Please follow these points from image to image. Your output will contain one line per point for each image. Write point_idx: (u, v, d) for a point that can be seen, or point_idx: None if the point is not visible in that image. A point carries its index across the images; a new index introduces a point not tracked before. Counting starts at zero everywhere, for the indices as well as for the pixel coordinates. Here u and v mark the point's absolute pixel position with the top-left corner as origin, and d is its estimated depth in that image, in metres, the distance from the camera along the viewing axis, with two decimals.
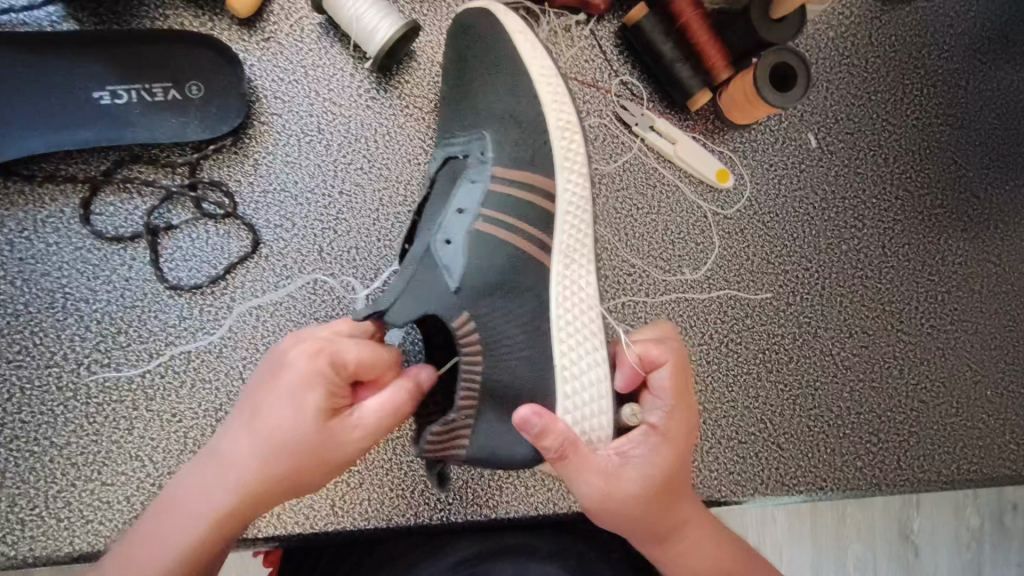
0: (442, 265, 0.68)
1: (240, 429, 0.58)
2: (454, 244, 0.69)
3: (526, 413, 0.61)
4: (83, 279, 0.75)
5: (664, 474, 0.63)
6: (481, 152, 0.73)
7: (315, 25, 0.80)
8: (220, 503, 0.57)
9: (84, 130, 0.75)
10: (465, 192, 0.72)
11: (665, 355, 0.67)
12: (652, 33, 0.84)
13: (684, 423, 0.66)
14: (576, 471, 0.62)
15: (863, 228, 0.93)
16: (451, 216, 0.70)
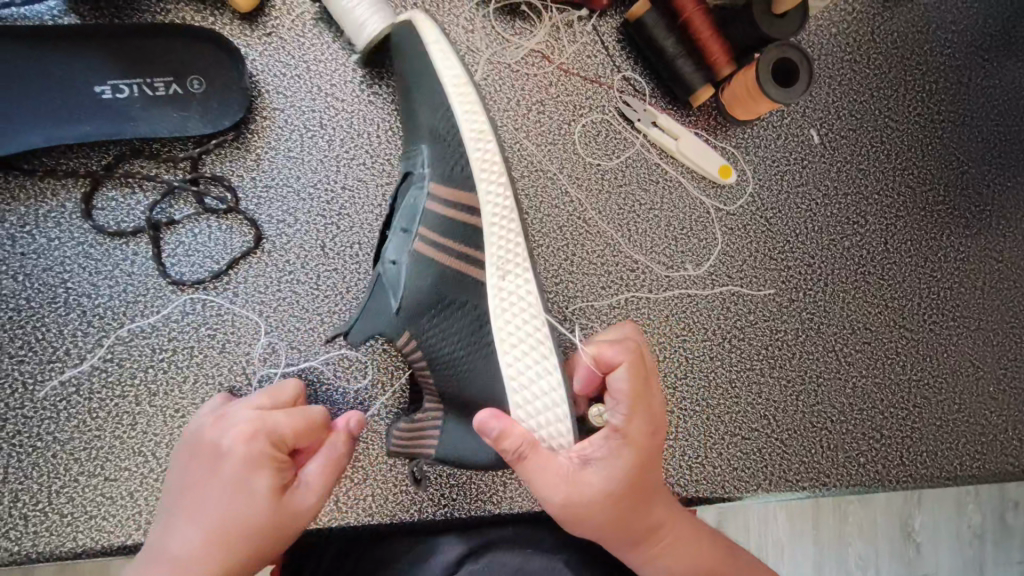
0: (388, 287, 0.72)
1: (181, 522, 0.57)
2: (398, 263, 0.72)
3: (485, 418, 0.61)
4: (85, 275, 0.75)
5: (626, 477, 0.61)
6: (419, 167, 0.73)
7: (317, 19, 0.80)
8: None
9: (87, 125, 0.74)
10: (404, 208, 0.73)
11: (624, 354, 0.63)
12: (654, 28, 0.84)
13: (647, 424, 0.62)
14: (533, 476, 0.61)
15: (865, 225, 0.93)
16: (395, 237, 0.73)
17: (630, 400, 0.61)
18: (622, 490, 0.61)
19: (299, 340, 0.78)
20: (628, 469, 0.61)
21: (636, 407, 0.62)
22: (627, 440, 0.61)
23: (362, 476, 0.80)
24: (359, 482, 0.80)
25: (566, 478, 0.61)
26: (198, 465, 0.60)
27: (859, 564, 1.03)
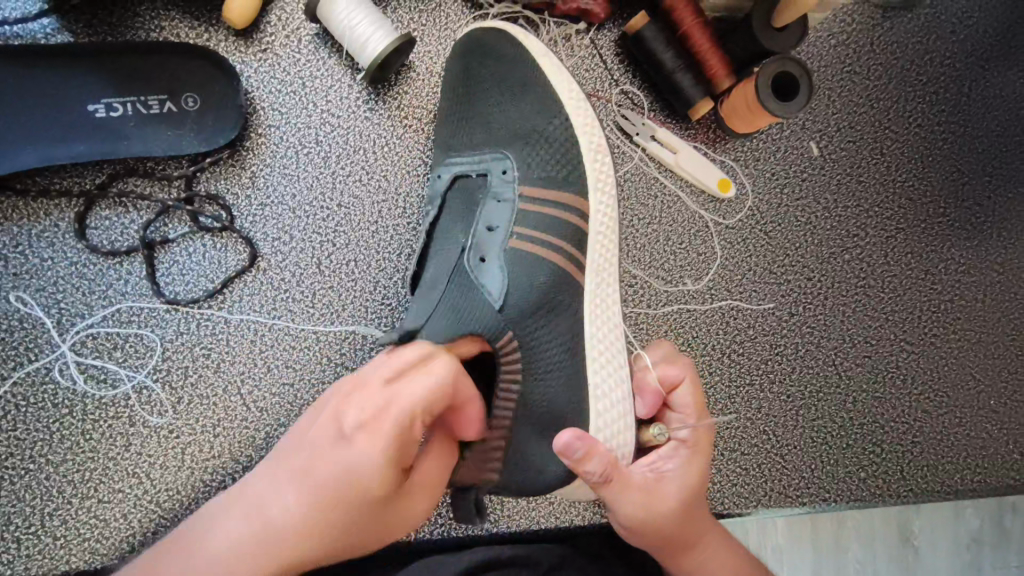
0: (480, 284, 0.67)
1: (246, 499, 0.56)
2: (488, 263, 0.68)
3: (569, 439, 0.61)
4: (78, 295, 0.74)
5: (696, 487, 0.66)
6: (501, 170, 0.73)
7: (311, 35, 0.79)
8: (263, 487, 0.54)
9: (79, 144, 0.74)
10: (487, 210, 0.71)
11: (682, 375, 0.71)
12: (654, 42, 0.83)
13: (708, 438, 0.69)
14: (620, 492, 0.63)
15: (865, 237, 0.92)
16: (482, 236, 0.70)
17: (694, 414, 0.69)
18: (692, 500, 0.66)
19: (295, 359, 0.77)
20: (699, 479, 0.67)
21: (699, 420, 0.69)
22: (694, 453, 0.68)
23: None
24: None
25: (646, 491, 0.64)
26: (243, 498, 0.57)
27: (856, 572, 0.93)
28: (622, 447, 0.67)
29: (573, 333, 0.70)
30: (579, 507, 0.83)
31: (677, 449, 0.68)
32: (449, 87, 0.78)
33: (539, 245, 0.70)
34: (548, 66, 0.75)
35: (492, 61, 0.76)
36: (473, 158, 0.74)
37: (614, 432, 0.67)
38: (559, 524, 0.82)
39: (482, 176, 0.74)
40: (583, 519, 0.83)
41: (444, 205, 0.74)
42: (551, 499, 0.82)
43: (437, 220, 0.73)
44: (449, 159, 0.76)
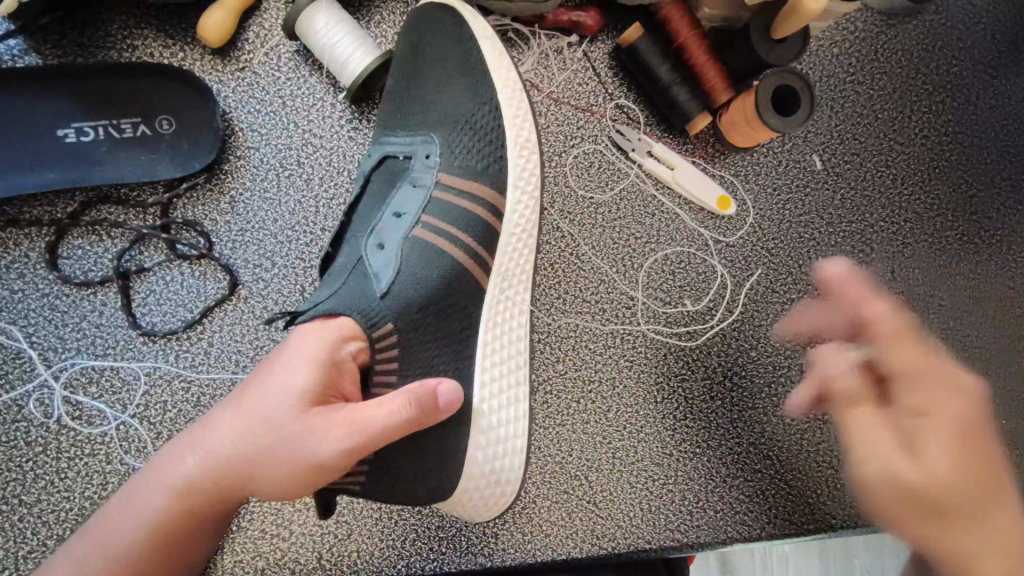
0: (371, 273, 0.63)
1: (209, 427, 0.59)
2: (386, 250, 0.64)
3: (450, 400, 0.58)
4: (50, 328, 0.71)
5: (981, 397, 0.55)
6: (424, 155, 0.68)
7: (291, 52, 0.76)
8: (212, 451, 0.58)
9: (48, 172, 0.71)
10: (402, 196, 0.67)
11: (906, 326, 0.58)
12: (648, 54, 0.80)
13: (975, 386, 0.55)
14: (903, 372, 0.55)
15: (871, 253, 0.89)
16: (388, 223, 0.66)
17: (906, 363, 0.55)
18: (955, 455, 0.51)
19: None
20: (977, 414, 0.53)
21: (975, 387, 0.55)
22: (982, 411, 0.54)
23: (348, 531, 0.77)
24: (345, 537, 0.77)
25: (975, 408, 0.54)
26: (181, 454, 0.60)
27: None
28: (508, 473, 0.68)
29: (491, 349, 0.68)
30: (576, 539, 0.80)
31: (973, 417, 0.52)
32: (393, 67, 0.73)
33: (447, 242, 0.65)
34: (513, 87, 0.70)
35: (449, 43, 0.71)
36: (403, 139, 0.69)
37: (501, 459, 0.67)
38: (556, 557, 0.80)
39: (407, 159, 0.69)
40: (580, 551, 0.80)
41: (366, 184, 0.69)
42: (547, 531, 0.80)
43: (356, 201, 0.69)
44: (385, 138, 0.71)
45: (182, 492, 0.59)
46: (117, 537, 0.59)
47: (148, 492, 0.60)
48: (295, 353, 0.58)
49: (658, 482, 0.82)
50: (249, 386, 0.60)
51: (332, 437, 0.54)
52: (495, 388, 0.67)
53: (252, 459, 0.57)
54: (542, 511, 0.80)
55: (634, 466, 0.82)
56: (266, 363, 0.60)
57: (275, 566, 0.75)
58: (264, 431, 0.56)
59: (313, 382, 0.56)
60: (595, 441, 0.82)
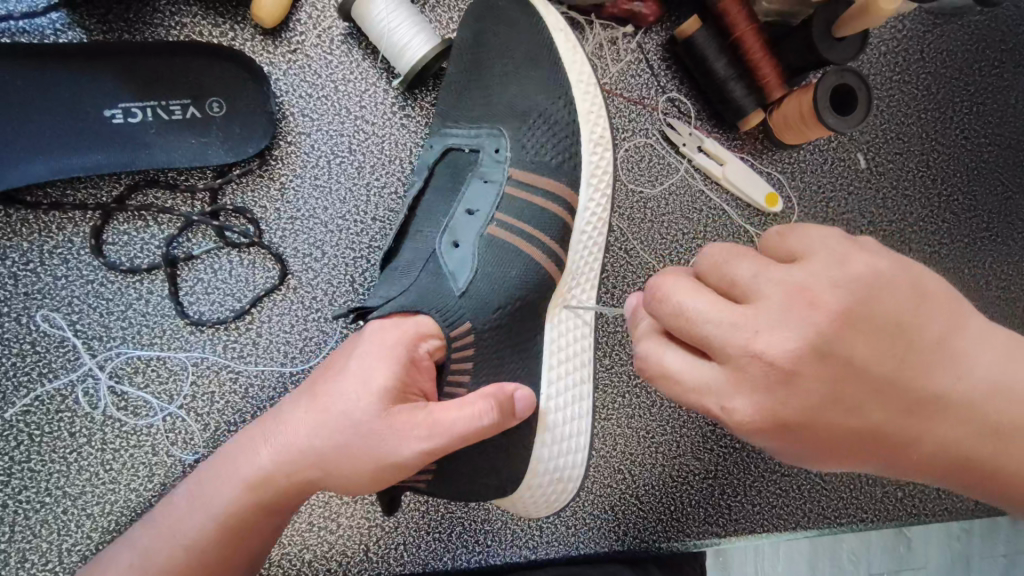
0: (446, 272, 0.62)
1: (284, 419, 0.57)
2: (460, 249, 0.63)
3: (527, 406, 0.58)
4: (96, 315, 0.69)
5: (759, 434, 0.46)
6: (493, 149, 0.67)
7: (343, 34, 0.73)
8: (289, 443, 0.56)
9: (93, 154, 0.68)
10: (472, 190, 0.66)
11: (734, 352, 0.43)
12: (705, 49, 0.79)
13: (760, 383, 0.43)
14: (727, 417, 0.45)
15: (909, 253, 0.90)
16: (460, 219, 0.65)
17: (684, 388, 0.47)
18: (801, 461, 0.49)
19: None
20: (805, 420, 0.44)
21: (795, 372, 0.43)
22: (767, 426, 0.44)
23: (395, 524, 0.76)
24: (391, 531, 0.76)
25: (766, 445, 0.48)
26: (252, 447, 0.57)
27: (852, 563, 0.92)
28: (573, 467, 0.67)
29: (557, 348, 0.67)
30: (618, 532, 0.81)
31: (739, 429, 0.46)
32: (455, 52, 0.70)
33: (517, 240, 0.64)
34: (581, 81, 0.69)
35: (514, 32, 0.69)
36: (467, 132, 0.68)
37: (566, 451, 0.66)
38: (598, 550, 0.80)
39: (472, 153, 0.68)
40: (622, 544, 0.81)
41: (429, 178, 0.68)
42: (590, 525, 0.80)
43: (419, 195, 0.67)
44: (446, 129, 0.70)
45: (254, 487, 0.56)
46: (184, 533, 0.56)
47: (216, 485, 0.57)
48: (371, 350, 0.56)
49: (698, 476, 0.83)
50: (322, 383, 0.57)
51: (415, 437, 0.53)
52: (561, 386, 0.67)
53: (330, 458, 0.55)
54: (587, 504, 0.80)
55: (677, 461, 0.83)
56: (339, 359, 0.58)
57: (322, 559, 0.75)
58: (343, 426, 0.54)
59: (394, 381, 0.55)
60: (639, 436, 0.82)
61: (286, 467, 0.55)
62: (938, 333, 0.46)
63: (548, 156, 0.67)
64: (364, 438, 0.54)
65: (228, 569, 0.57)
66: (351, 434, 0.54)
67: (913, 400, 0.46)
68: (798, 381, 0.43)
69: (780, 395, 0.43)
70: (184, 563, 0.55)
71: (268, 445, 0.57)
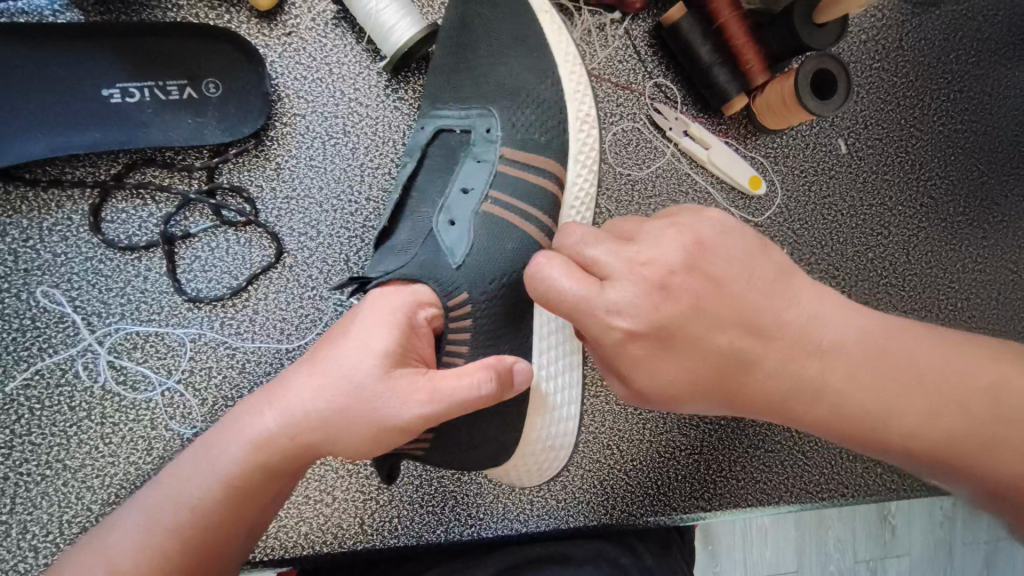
0: (443, 248, 0.64)
1: (288, 381, 0.59)
2: (457, 226, 0.65)
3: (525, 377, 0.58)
4: (95, 292, 0.71)
5: (636, 345, 0.55)
6: (484, 131, 0.69)
7: (337, 17, 0.75)
8: (292, 404, 0.57)
9: (92, 132, 0.69)
10: (467, 171, 0.68)
11: (622, 267, 0.54)
12: (690, 34, 0.81)
13: (642, 291, 0.53)
14: (601, 326, 0.54)
15: (889, 236, 0.92)
16: (454, 198, 0.66)
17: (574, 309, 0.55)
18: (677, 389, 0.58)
19: None
20: (676, 333, 0.54)
21: (666, 284, 0.54)
22: (646, 333, 0.54)
23: (389, 498, 0.78)
24: (386, 504, 0.78)
25: (650, 367, 0.56)
26: (256, 409, 0.59)
27: (841, 547, 1.08)
28: (564, 435, 0.70)
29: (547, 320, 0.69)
30: (607, 507, 0.83)
31: (627, 335, 0.54)
32: (447, 34, 0.72)
33: (509, 216, 0.66)
34: (569, 63, 0.71)
35: (504, 15, 0.71)
36: (460, 113, 0.70)
37: (558, 419, 0.70)
38: (588, 524, 0.82)
39: (465, 133, 0.70)
40: (610, 518, 0.83)
41: (424, 159, 0.70)
42: (580, 499, 0.82)
43: (414, 175, 0.69)
44: (438, 111, 0.71)
45: (259, 447, 0.57)
46: (189, 494, 0.57)
47: (221, 446, 0.58)
48: (371, 316, 0.58)
49: (685, 452, 0.85)
50: (324, 348, 0.59)
51: (414, 401, 0.55)
52: (549, 358, 0.70)
53: (329, 421, 0.56)
54: (576, 479, 0.82)
55: (664, 437, 0.85)
56: (341, 324, 0.60)
57: (317, 531, 0.76)
58: (343, 387, 0.56)
59: (393, 345, 0.56)
60: (626, 412, 0.84)
61: (289, 428, 0.57)
62: (783, 277, 0.57)
63: (537, 135, 0.69)
64: (364, 401, 0.55)
65: (228, 533, 0.59)
66: (351, 396, 0.56)
67: (773, 330, 0.56)
68: (668, 290, 0.54)
69: (655, 302, 0.53)
70: (185, 523, 0.56)
71: (272, 408, 0.58)
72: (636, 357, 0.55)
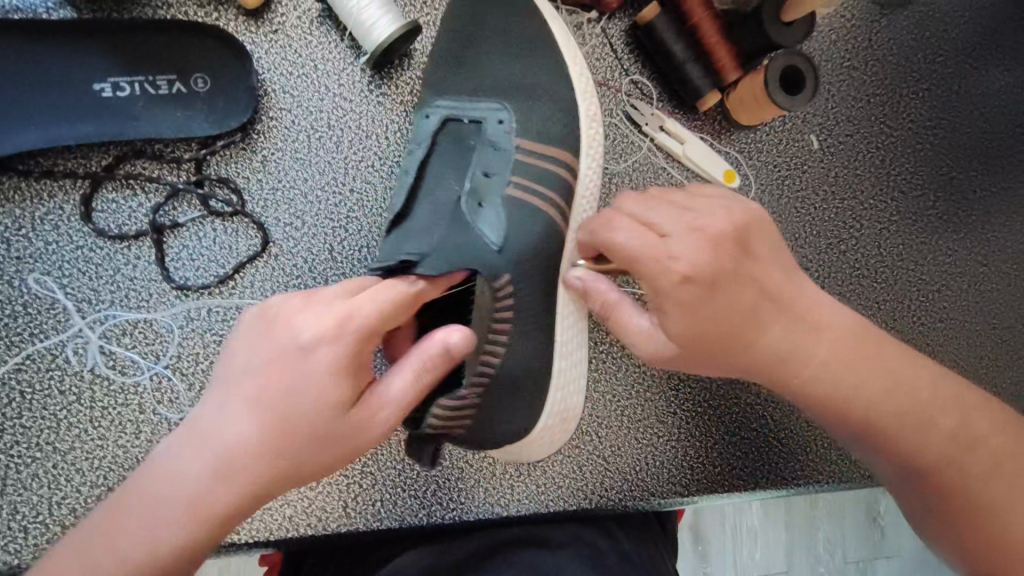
0: (474, 224, 0.66)
1: (211, 433, 0.54)
2: (484, 206, 0.68)
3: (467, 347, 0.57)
4: (85, 279, 0.73)
5: (676, 291, 0.61)
6: (495, 121, 0.73)
7: (321, 15, 0.78)
8: (232, 458, 0.53)
9: (84, 124, 0.72)
10: (486, 158, 0.71)
11: (678, 228, 0.63)
12: (664, 32, 0.84)
13: (698, 244, 0.61)
14: (651, 272, 0.61)
15: (860, 229, 0.95)
16: (478, 181, 0.69)
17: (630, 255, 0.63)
18: (696, 340, 0.63)
19: None
20: (717, 282, 0.61)
21: (719, 242, 0.62)
22: (696, 275, 0.60)
23: (373, 481, 0.80)
24: (370, 487, 0.80)
25: (682, 313, 0.61)
26: (179, 468, 0.53)
27: (827, 546, 1.12)
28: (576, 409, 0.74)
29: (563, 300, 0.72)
30: (587, 491, 0.85)
31: (681, 281, 0.60)
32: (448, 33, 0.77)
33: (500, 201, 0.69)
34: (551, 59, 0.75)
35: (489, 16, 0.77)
36: (474, 105, 0.73)
37: (571, 394, 0.73)
38: (568, 509, 0.84)
39: (478, 125, 0.73)
40: (589, 503, 0.85)
41: (435, 146, 0.72)
42: (560, 483, 0.84)
43: (428, 160, 0.70)
44: (441, 104, 0.74)
45: (200, 506, 0.53)
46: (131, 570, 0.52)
47: (147, 514, 0.53)
48: (316, 316, 0.54)
49: (663, 438, 0.88)
50: (267, 357, 0.54)
51: (380, 423, 0.56)
52: (565, 336, 0.72)
53: (281, 462, 0.54)
54: (556, 464, 0.84)
55: (642, 423, 0.87)
56: (274, 328, 0.55)
57: (303, 514, 0.78)
58: (295, 428, 0.54)
59: (346, 382, 0.54)
60: (604, 399, 0.87)
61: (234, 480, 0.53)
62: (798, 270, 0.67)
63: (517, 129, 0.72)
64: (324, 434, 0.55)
65: (206, 553, 0.55)
66: (308, 436, 0.54)
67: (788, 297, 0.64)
68: (720, 248, 0.62)
69: (709, 254, 0.61)
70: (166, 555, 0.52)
71: (205, 464, 0.53)
72: (675, 302, 0.61)
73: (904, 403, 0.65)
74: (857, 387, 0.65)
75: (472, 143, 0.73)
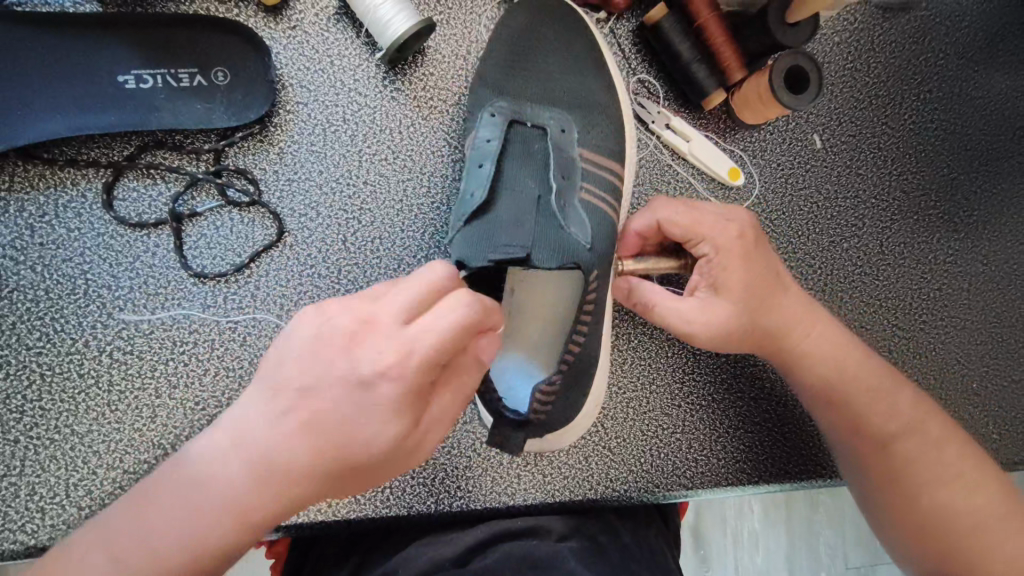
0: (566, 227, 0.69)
1: (265, 436, 0.52)
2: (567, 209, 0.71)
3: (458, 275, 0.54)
4: (106, 265, 0.75)
5: (734, 249, 0.72)
6: (560, 129, 0.76)
7: (338, 12, 0.80)
8: (287, 464, 0.52)
9: (107, 115, 0.74)
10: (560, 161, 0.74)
11: None
12: (671, 33, 0.86)
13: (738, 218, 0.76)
14: (711, 234, 0.73)
15: (862, 228, 0.97)
16: (561, 185, 0.73)
17: (692, 223, 0.74)
18: (746, 294, 0.73)
19: None
20: (760, 245, 0.75)
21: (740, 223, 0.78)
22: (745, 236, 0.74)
23: None
24: None
25: (738, 268, 0.72)
26: (236, 463, 0.53)
27: (827, 552, 1.12)
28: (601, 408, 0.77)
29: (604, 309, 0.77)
30: (592, 481, 0.86)
31: (738, 237, 0.73)
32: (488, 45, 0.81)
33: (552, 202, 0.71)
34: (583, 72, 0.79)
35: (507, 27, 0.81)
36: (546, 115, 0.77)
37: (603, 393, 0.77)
38: (573, 498, 0.85)
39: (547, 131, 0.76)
40: (594, 493, 0.86)
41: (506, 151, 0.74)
42: (566, 474, 0.86)
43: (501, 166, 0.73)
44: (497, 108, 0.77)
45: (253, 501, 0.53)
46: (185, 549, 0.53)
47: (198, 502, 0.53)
48: (378, 348, 0.51)
49: (667, 431, 0.89)
50: (310, 368, 0.52)
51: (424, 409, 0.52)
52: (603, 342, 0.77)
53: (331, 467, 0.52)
54: (562, 454, 0.86)
55: (647, 415, 0.89)
56: (326, 339, 0.52)
57: None
58: (347, 438, 0.51)
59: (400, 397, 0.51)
60: (609, 391, 0.88)
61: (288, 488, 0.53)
62: None
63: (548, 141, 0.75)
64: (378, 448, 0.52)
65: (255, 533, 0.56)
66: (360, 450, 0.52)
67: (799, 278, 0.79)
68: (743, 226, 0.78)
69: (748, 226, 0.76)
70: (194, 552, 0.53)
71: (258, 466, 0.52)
72: (731, 256, 0.72)
73: (893, 399, 0.75)
74: (853, 366, 0.75)
75: (536, 145, 0.76)
